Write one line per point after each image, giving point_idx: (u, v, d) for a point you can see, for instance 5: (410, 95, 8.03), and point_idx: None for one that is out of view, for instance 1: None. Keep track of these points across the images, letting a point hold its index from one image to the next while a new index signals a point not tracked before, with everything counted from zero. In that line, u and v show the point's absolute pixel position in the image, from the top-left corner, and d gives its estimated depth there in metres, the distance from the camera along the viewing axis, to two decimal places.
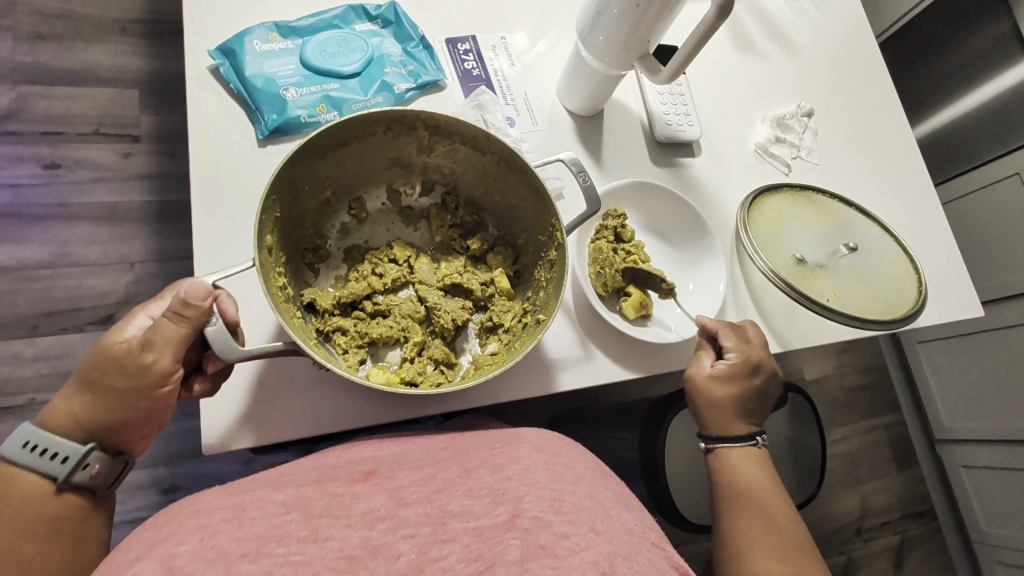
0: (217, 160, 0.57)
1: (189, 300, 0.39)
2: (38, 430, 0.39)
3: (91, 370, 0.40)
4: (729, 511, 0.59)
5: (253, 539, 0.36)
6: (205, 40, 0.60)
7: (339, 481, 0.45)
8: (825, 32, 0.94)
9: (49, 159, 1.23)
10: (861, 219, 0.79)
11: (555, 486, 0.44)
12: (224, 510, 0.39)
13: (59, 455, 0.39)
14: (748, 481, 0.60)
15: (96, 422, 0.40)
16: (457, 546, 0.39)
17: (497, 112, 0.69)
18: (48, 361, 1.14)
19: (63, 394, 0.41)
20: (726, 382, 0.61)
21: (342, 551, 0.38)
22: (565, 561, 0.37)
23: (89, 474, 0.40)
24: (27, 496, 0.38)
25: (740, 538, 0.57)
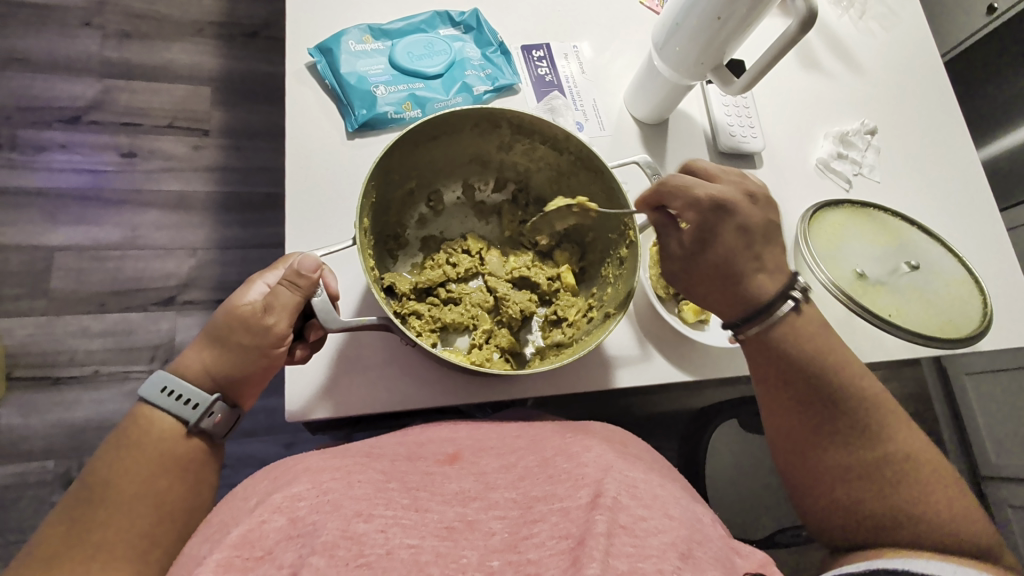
0: (310, 149, 0.61)
1: (302, 272, 0.43)
2: (173, 376, 0.43)
3: (219, 327, 0.44)
4: (789, 426, 0.53)
5: (364, 500, 0.40)
6: (305, 39, 0.65)
7: (427, 461, 0.48)
8: (890, 52, 0.94)
9: (126, 148, 1.31)
10: (924, 239, 0.78)
11: (629, 473, 0.45)
12: (332, 471, 0.43)
13: (190, 401, 0.42)
14: (805, 384, 0.52)
15: (222, 374, 0.44)
16: (546, 525, 0.41)
17: (567, 117, 0.72)
18: (113, 336, 1.19)
19: (192, 346, 0.44)
20: (700, 245, 0.53)
21: (440, 522, 0.40)
22: (645, 540, 0.38)
23: (212, 422, 0.43)
24: (163, 436, 0.42)
25: (813, 456, 0.51)
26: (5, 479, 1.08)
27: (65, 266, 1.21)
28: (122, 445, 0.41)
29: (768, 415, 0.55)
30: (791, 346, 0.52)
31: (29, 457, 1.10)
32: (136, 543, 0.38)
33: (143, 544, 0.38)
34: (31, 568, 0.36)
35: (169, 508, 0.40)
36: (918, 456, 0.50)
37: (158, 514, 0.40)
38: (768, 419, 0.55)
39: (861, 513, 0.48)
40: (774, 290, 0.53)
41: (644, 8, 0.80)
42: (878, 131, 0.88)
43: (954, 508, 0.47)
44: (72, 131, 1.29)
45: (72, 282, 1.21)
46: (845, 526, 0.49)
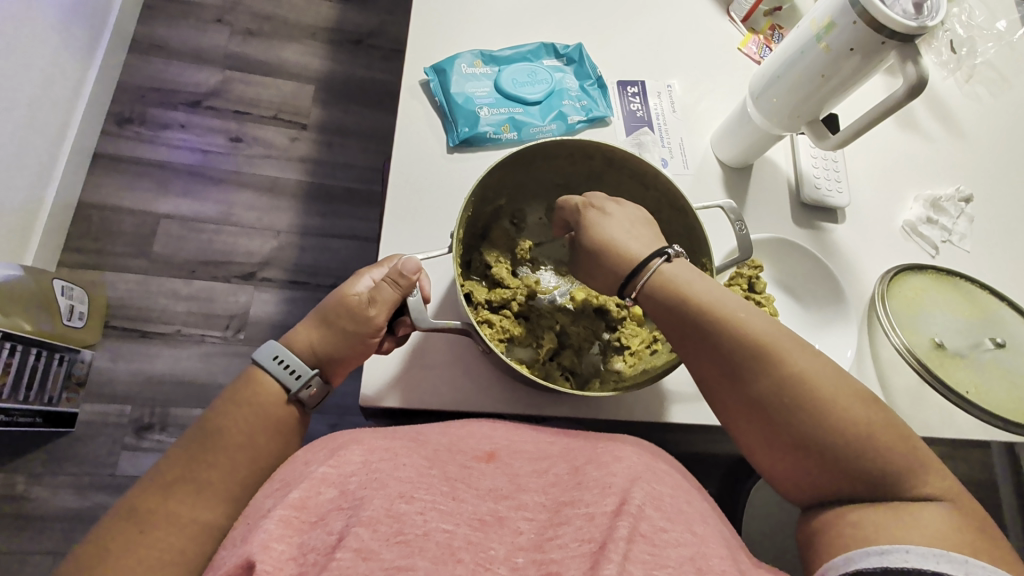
0: (415, 159, 0.67)
1: (404, 273, 0.48)
2: (284, 347, 0.48)
3: (329, 311, 0.49)
4: (710, 376, 0.48)
5: (407, 483, 0.41)
6: (421, 58, 0.71)
7: (466, 456, 0.49)
8: (996, 118, 0.90)
9: (234, 133, 1.44)
10: (1013, 318, 0.75)
11: (657, 486, 0.46)
12: (382, 452, 0.45)
13: (294, 371, 0.47)
14: (715, 326, 0.47)
15: (322, 352, 0.49)
16: (571, 527, 0.42)
17: (654, 152, 0.74)
18: (198, 301, 1.31)
19: (304, 325, 0.50)
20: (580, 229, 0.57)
21: (474, 513, 0.42)
22: (663, 550, 0.39)
23: (309, 394, 0.48)
24: (268, 399, 0.47)
25: (742, 408, 0.46)
26: (88, 415, 1.19)
27: (167, 232, 1.34)
28: (234, 401, 0.47)
29: (689, 364, 0.50)
30: (669, 293, 0.50)
31: (112, 400, 1.21)
32: (234, 489, 0.44)
33: (238, 489, 0.44)
34: (152, 492, 0.42)
35: (261, 463, 0.46)
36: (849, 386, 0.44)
37: (253, 466, 0.45)
38: (691, 370, 0.50)
39: (802, 465, 0.44)
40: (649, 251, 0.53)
41: (742, 54, 0.82)
42: (974, 199, 0.85)
43: (895, 438, 0.43)
44: (192, 113, 1.44)
45: (170, 248, 1.34)
46: (796, 480, 0.45)
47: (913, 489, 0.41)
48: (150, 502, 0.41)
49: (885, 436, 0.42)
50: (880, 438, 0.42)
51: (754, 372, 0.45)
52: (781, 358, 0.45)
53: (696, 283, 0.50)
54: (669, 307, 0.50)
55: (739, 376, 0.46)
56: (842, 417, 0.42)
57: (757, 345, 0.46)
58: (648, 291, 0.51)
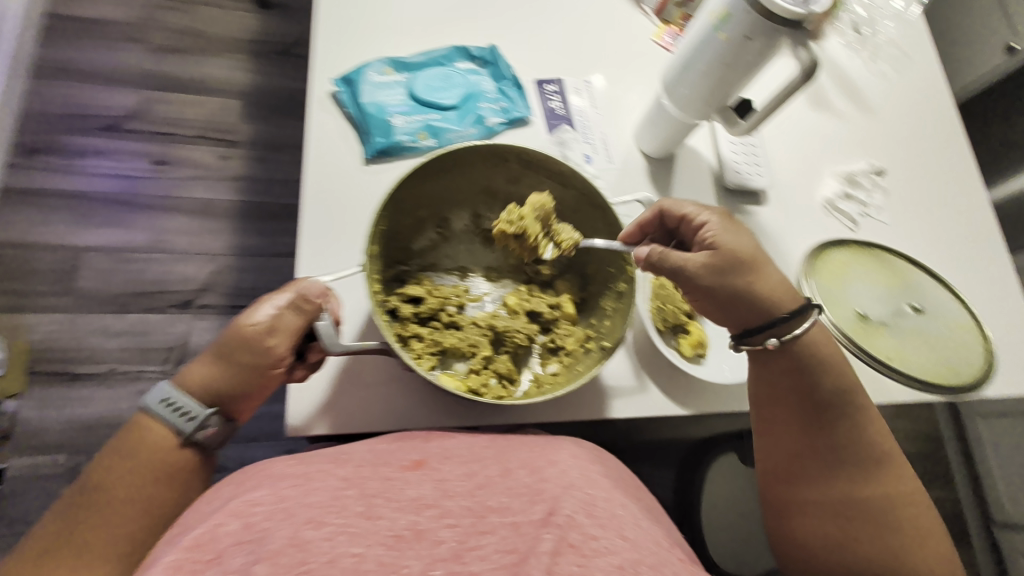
0: (328, 174, 0.64)
1: (309, 297, 0.48)
2: (174, 389, 0.46)
3: (226, 345, 0.47)
4: (809, 459, 0.54)
5: (316, 508, 0.40)
6: (330, 69, 0.69)
7: (392, 467, 0.49)
8: (901, 94, 0.95)
9: (158, 156, 1.36)
10: (929, 282, 0.78)
11: (589, 490, 0.46)
12: (293, 479, 0.44)
13: (186, 412, 0.45)
14: (840, 424, 0.53)
15: (218, 391, 0.46)
16: (494, 537, 0.41)
17: (576, 150, 0.74)
18: (132, 336, 1.23)
19: (198, 362, 0.48)
20: (734, 238, 0.55)
21: (390, 530, 0.40)
22: (592, 560, 0.38)
23: (206, 434, 0.46)
24: (158, 446, 0.44)
25: (809, 500, 0.54)
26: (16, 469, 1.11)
27: (91, 266, 1.26)
28: (121, 452, 0.44)
29: (784, 444, 0.56)
30: (816, 346, 0.55)
31: (42, 450, 1.13)
32: (125, 544, 0.41)
33: (129, 545, 0.41)
34: (27, 560, 0.39)
35: (156, 513, 0.43)
36: (922, 530, 0.52)
37: (146, 518, 0.43)
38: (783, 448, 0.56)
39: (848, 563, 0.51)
40: (795, 303, 0.55)
41: (657, 46, 0.82)
42: (887, 172, 0.89)
43: None
44: (109, 138, 1.35)
45: (96, 282, 1.25)
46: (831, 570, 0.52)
47: None
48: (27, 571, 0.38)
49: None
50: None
51: (835, 477, 0.53)
52: (868, 474, 0.53)
53: (836, 360, 0.55)
54: (784, 382, 0.55)
55: (837, 474, 0.53)
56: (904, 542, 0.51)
57: (851, 456, 0.53)
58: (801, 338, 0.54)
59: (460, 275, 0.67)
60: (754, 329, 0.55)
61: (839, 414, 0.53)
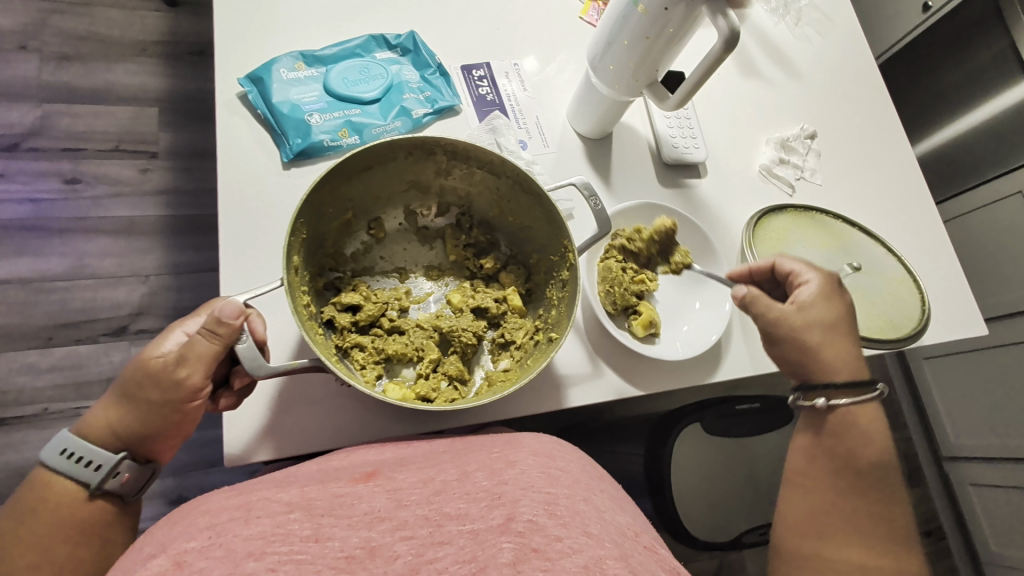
0: (244, 182, 0.60)
1: (223, 319, 0.42)
2: (75, 437, 0.42)
3: (129, 382, 0.43)
4: (831, 517, 0.50)
5: (259, 538, 0.37)
6: (236, 69, 0.64)
7: (342, 481, 0.46)
8: (826, 57, 0.96)
9: (69, 174, 1.25)
10: (866, 240, 0.80)
11: (549, 490, 0.44)
12: (232, 510, 0.40)
13: (92, 462, 0.41)
14: (871, 494, 0.51)
15: (129, 432, 0.43)
16: (452, 548, 0.40)
17: (510, 136, 0.71)
18: (63, 372, 1.14)
19: (100, 403, 0.43)
20: (824, 298, 0.57)
21: (342, 550, 0.39)
22: (557, 562, 0.37)
23: (119, 482, 0.42)
24: (62, 502, 0.40)
25: (835, 561, 0.48)
26: None
27: (6, 300, 1.16)
28: (16, 516, 0.39)
29: (807, 500, 0.52)
30: (857, 419, 0.54)
31: None
32: None
33: None
34: None
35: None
36: None
37: None
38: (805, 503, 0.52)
39: None
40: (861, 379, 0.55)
41: (584, 22, 0.80)
42: (818, 135, 0.91)
43: None
44: (11, 159, 1.23)
45: (14, 317, 1.15)
46: None
47: None
48: None
49: None
50: None
51: (859, 538, 0.49)
52: (896, 547, 0.48)
53: (875, 432, 0.53)
54: (830, 442, 0.54)
55: (855, 539, 0.49)
56: None
57: (878, 523, 0.49)
58: (841, 403, 0.54)
59: (400, 276, 0.64)
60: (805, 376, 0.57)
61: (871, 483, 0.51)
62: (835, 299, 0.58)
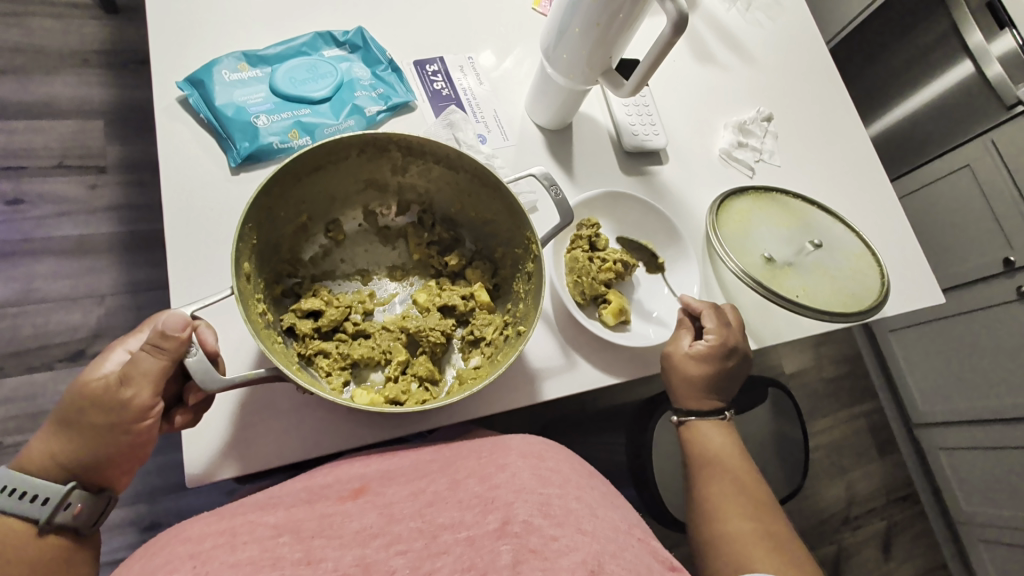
0: (190, 191, 0.57)
1: (167, 332, 0.40)
2: (14, 473, 0.38)
3: (69, 409, 0.40)
4: (721, 495, 0.59)
5: (247, 564, 0.36)
6: (174, 73, 0.61)
7: (329, 500, 0.45)
8: (778, 41, 0.98)
9: (11, 195, 1.18)
10: (824, 218, 0.82)
11: (543, 490, 0.43)
12: (214, 536, 0.39)
13: (38, 497, 0.38)
14: (743, 472, 0.61)
15: (74, 461, 0.40)
16: (450, 557, 0.39)
17: (468, 130, 0.70)
18: (17, 403, 1.07)
19: (40, 435, 0.40)
20: (699, 360, 0.63)
21: (337, 569, 0.37)
22: (555, 562, 0.37)
23: (71, 514, 0.39)
24: (7, 543, 0.37)
25: (734, 531, 0.55)
26: None
27: None
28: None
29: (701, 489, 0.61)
30: (705, 438, 0.63)
31: None
32: None
33: None
34: None
35: None
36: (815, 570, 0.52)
37: None
38: (702, 492, 0.60)
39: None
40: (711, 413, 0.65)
41: (536, 14, 0.79)
42: (775, 117, 0.92)
43: None
44: None
45: None
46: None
47: None
48: None
49: None
50: None
51: (739, 513, 0.57)
52: (766, 518, 0.57)
53: (727, 438, 0.64)
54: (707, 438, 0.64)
55: (741, 507, 0.57)
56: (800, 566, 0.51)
57: (749, 501, 0.58)
58: (689, 420, 0.65)
59: (363, 279, 0.62)
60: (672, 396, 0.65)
61: (741, 464, 0.62)
62: (711, 365, 0.63)
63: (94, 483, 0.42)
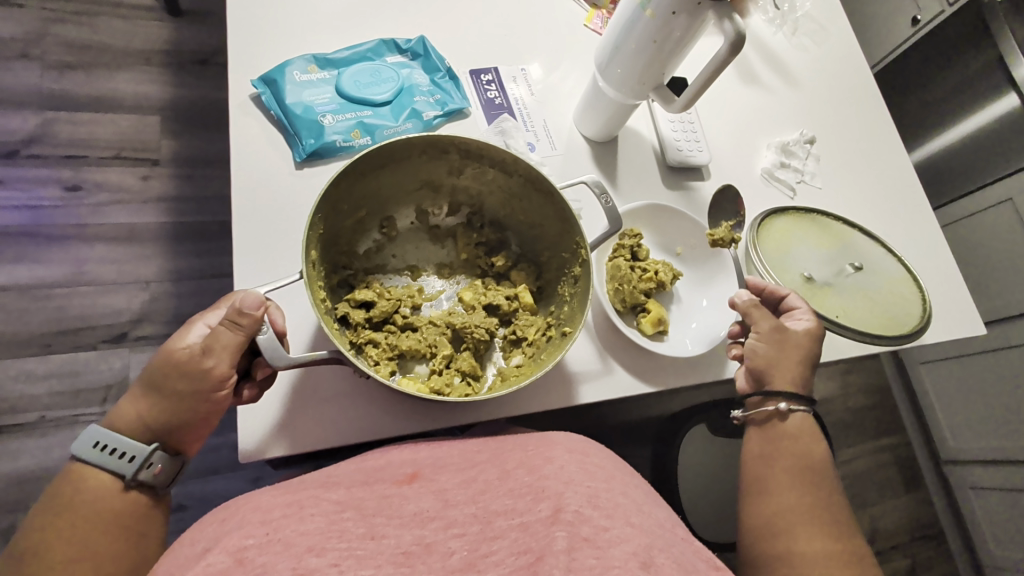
0: (258, 182, 0.61)
1: (244, 310, 0.43)
2: (106, 430, 0.43)
3: (155, 375, 0.44)
4: (804, 507, 0.52)
5: (317, 534, 0.38)
6: (249, 72, 0.65)
7: (385, 483, 0.46)
8: (823, 66, 0.99)
9: (70, 181, 1.24)
10: (865, 241, 0.82)
11: (590, 483, 0.45)
12: (283, 507, 0.40)
13: (127, 454, 0.43)
14: (825, 481, 0.55)
15: (158, 424, 0.44)
16: (506, 542, 0.41)
17: (519, 138, 0.72)
18: (61, 379, 1.12)
19: (128, 398, 0.45)
20: (803, 333, 0.60)
21: (399, 547, 0.39)
22: (608, 551, 0.37)
23: (152, 473, 0.43)
24: (99, 494, 0.42)
25: (815, 552, 0.50)
26: None
27: (4, 307, 1.14)
28: (54, 508, 0.41)
29: (779, 493, 0.53)
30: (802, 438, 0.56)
31: None
32: None
33: None
34: None
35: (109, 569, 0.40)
36: None
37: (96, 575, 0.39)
38: (780, 497, 0.53)
39: None
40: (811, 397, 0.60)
41: (588, 30, 0.82)
42: (817, 140, 0.93)
43: None
44: (10, 166, 1.23)
45: (12, 325, 1.13)
46: None
47: None
48: None
49: None
50: None
51: (817, 532, 0.51)
52: (843, 538, 0.51)
53: (812, 440, 0.57)
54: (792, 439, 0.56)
55: (823, 523, 0.51)
56: None
57: (827, 515, 0.52)
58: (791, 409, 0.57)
59: (412, 275, 0.65)
60: (778, 376, 0.58)
61: (824, 472, 0.55)
62: (812, 343, 0.61)
63: (172, 447, 0.46)
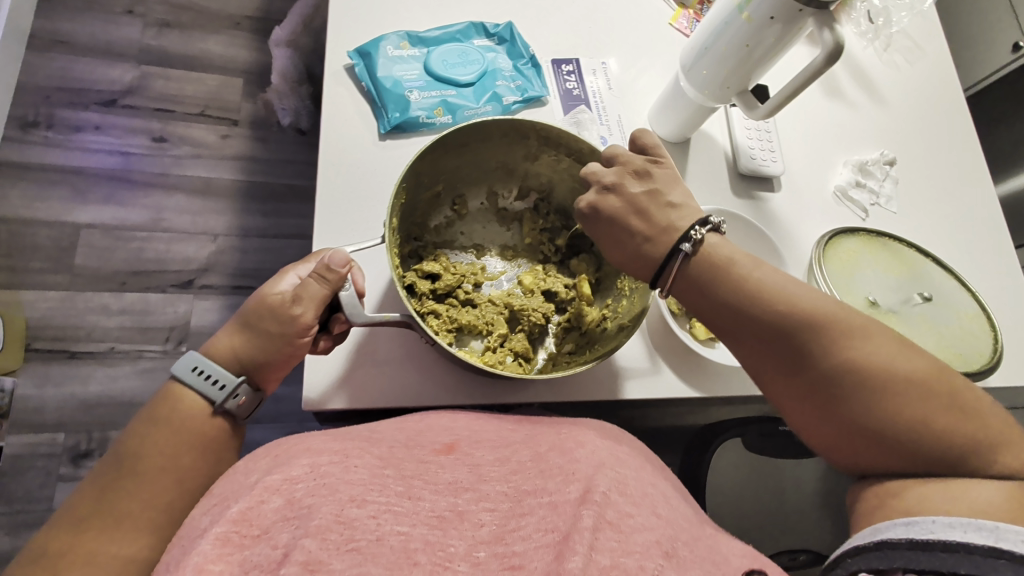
0: (343, 148, 0.64)
1: (332, 266, 0.48)
2: (203, 357, 0.47)
3: (251, 314, 0.48)
4: (766, 368, 0.48)
5: (359, 484, 0.40)
6: (345, 44, 0.68)
7: (425, 450, 0.48)
8: (913, 85, 0.94)
9: (158, 133, 1.33)
10: (938, 271, 0.79)
11: (621, 469, 0.46)
12: (331, 454, 0.43)
13: (218, 382, 0.47)
14: (782, 319, 0.46)
15: (248, 359, 0.48)
16: (534, 518, 0.42)
17: (592, 130, 0.73)
18: (131, 315, 1.20)
19: (225, 333, 0.49)
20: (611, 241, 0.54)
21: (432, 510, 0.41)
22: (630, 536, 0.39)
23: (237, 404, 0.47)
24: (191, 415, 0.46)
25: (796, 406, 0.46)
26: (16, 448, 1.10)
27: (89, 243, 1.23)
28: (150, 420, 0.45)
29: (743, 358, 0.49)
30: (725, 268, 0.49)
31: (41, 429, 1.11)
32: (160, 516, 0.42)
33: (164, 516, 0.42)
34: (64, 530, 0.40)
35: (192, 484, 0.44)
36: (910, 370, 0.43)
37: (180, 488, 0.44)
38: (742, 358, 0.49)
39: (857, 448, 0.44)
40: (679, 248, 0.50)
41: (673, 29, 0.81)
42: (897, 161, 0.89)
43: (951, 417, 0.42)
44: (107, 113, 1.32)
45: (94, 260, 1.23)
46: (843, 458, 0.45)
47: (986, 470, 0.41)
48: (62, 542, 0.39)
49: (948, 424, 0.42)
50: (936, 423, 0.42)
51: (786, 379, 0.46)
52: (820, 366, 0.45)
53: (735, 284, 0.48)
54: (711, 305, 0.50)
55: (795, 369, 0.46)
56: (895, 405, 0.42)
57: (797, 358, 0.46)
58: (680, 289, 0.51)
59: (476, 254, 0.67)
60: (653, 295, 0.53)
61: (769, 316, 0.47)
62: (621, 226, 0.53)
63: (255, 382, 0.50)
